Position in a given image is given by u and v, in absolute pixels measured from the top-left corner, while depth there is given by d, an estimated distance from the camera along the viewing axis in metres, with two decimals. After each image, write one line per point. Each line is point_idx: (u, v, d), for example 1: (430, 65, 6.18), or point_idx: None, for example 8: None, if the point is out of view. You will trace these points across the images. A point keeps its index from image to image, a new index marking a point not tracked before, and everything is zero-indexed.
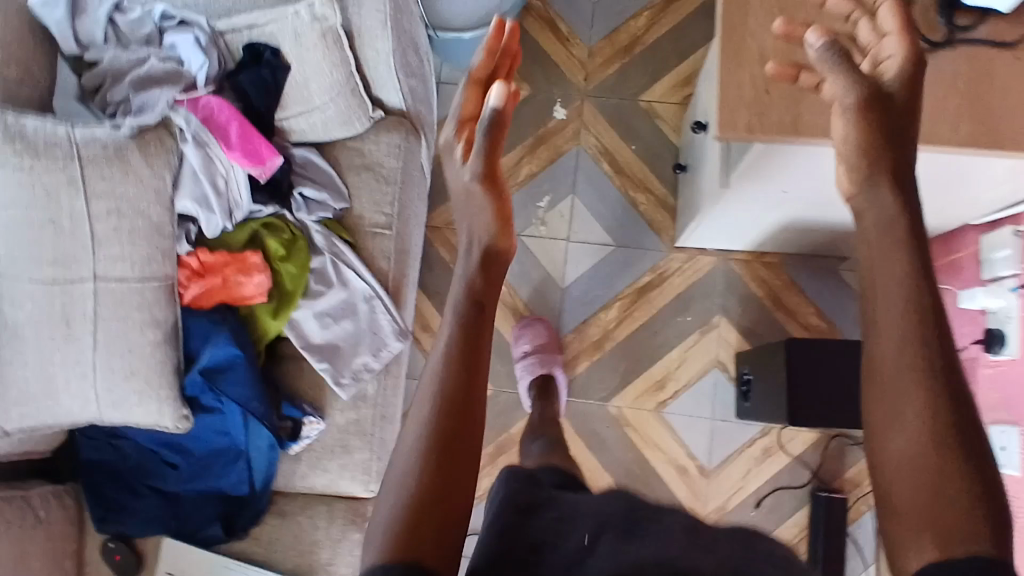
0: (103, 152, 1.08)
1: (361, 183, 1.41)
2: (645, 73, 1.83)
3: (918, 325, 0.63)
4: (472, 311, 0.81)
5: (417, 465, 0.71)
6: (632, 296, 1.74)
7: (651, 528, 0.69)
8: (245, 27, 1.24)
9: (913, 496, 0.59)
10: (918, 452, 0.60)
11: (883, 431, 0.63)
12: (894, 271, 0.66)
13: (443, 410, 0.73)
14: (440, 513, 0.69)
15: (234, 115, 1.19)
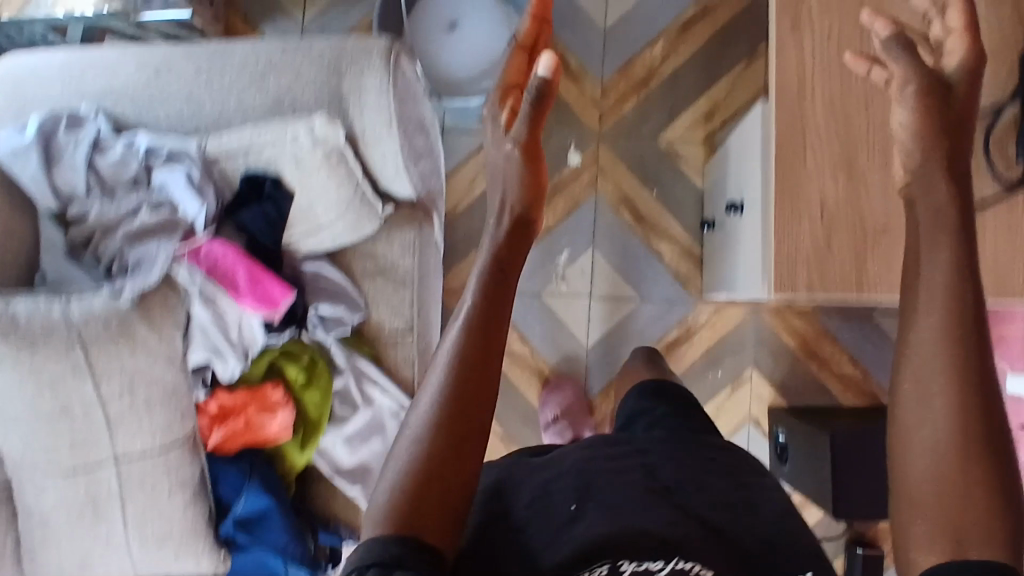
0: (105, 328, 1.00)
1: (377, 290, 1.33)
2: (664, 109, 1.70)
3: (954, 320, 0.66)
4: (494, 298, 0.85)
5: (429, 442, 0.75)
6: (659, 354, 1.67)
7: (656, 543, 0.74)
8: (239, 152, 1.13)
9: (930, 482, 0.63)
10: (947, 444, 0.63)
11: (914, 423, 0.65)
12: (943, 251, 0.68)
13: (456, 390, 0.77)
14: (446, 491, 0.73)
15: (241, 258, 1.09)
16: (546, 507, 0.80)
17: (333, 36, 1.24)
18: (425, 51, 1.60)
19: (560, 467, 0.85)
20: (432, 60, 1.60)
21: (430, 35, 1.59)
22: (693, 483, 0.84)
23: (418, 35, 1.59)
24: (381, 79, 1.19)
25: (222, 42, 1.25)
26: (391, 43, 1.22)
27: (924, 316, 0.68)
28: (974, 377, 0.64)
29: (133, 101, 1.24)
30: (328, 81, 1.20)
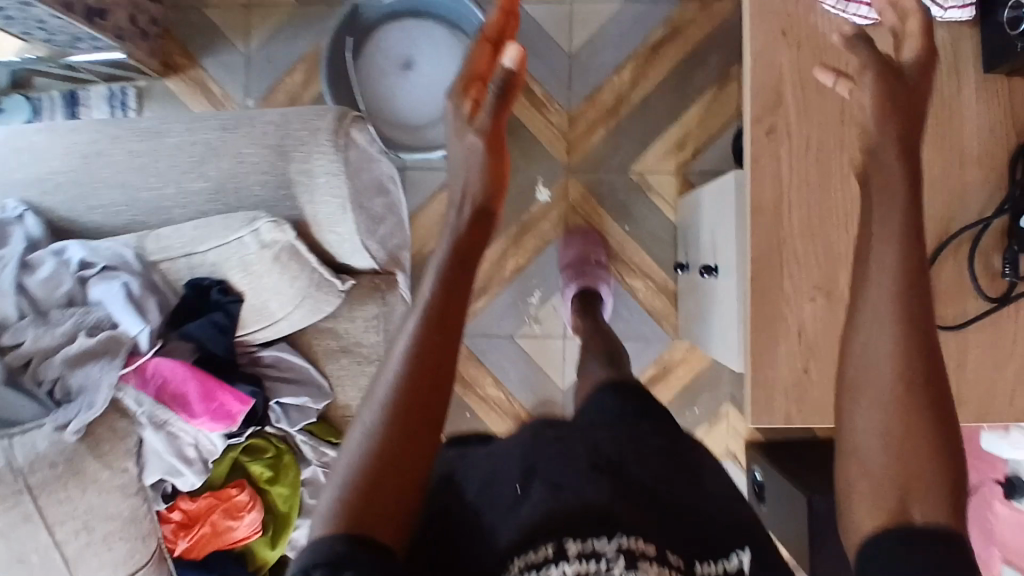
0: (53, 472, 0.95)
1: (342, 370, 1.27)
2: (635, 139, 1.63)
3: (913, 278, 0.61)
4: (450, 285, 0.79)
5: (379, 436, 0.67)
6: None
7: (593, 511, 0.64)
8: (182, 256, 1.06)
9: (875, 448, 0.58)
10: (903, 398, 0.58)
11: (862, 382, 0.60)
12: (888, 232, 0.64)
13: (407, 384, 0.70)
14: (391, 488, 0.64)
15: (191, 373, 1.04)
16: (490, 488, 0.68)
17: (276, 110, 1.15)
18: (374, 99, 1.49)
19: (500, 451, 0.72)
20: (380, 108, 1.49)
21: (377, 82, 1.48)
22: (634, 456, 0.73)
23: (362, 82, 1.48)
24: (332, 162, 1.11)
25: (155, 122, 1.15)
26: (340, 118, 1.13)
27: (879, 278, 0.62)
28: (919, 336, 0.59)
29: (63, 192, 1.15)
30: (275, 164, 1.11)
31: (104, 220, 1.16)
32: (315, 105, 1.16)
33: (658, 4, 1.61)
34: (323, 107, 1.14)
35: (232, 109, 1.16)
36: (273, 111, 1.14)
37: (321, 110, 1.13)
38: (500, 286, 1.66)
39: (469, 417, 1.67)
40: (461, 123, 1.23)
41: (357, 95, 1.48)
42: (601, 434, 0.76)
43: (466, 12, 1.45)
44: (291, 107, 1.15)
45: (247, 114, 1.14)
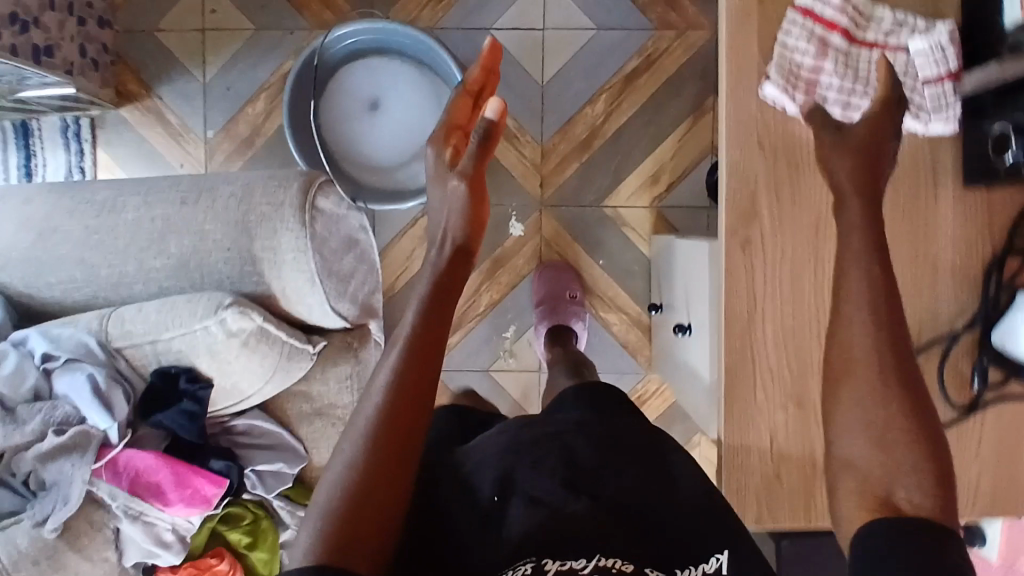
0: (34, 568, 0.96)
1: (316, 433, 1.26)
2: (609, 171, 1.60)
3: (883, 297, 0.68)
4: (428, 324, 0.86)
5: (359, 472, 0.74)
6: None
7: (572, 532, 0.74)
8: (147, 342, 1.03)
9: (858, 450, 0.65)
10: (882, 404, 0.65)
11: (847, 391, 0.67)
12: (858, 260, 0.70)
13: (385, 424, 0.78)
14: (379, 508, 0.73)
15: (162, 462, 1.02)
16: (468, 497, 0.79)
17: (238, 180, 1.11)
18: (343, 143, 1.43)
19: (475, 460, 0.83)
20: (347, 149, 1.44)
21: (345, 124, 1.43)
22: (611, 465, 0.81)
23: (328, 124, 1.43)
24: (298, 238, 1.08)
25: (112, 195, 1.10)
26: (305, 190, 1.09)
27: (853, 293, 0.68)
28: (888, 347, 0.66)
29: (19, 268, 1.11)
30: (239, 241, 1.08)
31: (64, 295, 1.12)
32: (279, 174, 1.12)
33: (633, 34, 1.57)
34: (288, 178, 1.10)
35: (192, 180, 1.11)
36: (235, 183, 1.10)
37: (285, 183, 1.09)
38: (474, 321, 1.65)
39: None
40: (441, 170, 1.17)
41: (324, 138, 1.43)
42: (577, 440, 0.83)
43: (434, 52, 1.39)
44: (254, 177, 1.11)
45: (208, 186, 1.10)
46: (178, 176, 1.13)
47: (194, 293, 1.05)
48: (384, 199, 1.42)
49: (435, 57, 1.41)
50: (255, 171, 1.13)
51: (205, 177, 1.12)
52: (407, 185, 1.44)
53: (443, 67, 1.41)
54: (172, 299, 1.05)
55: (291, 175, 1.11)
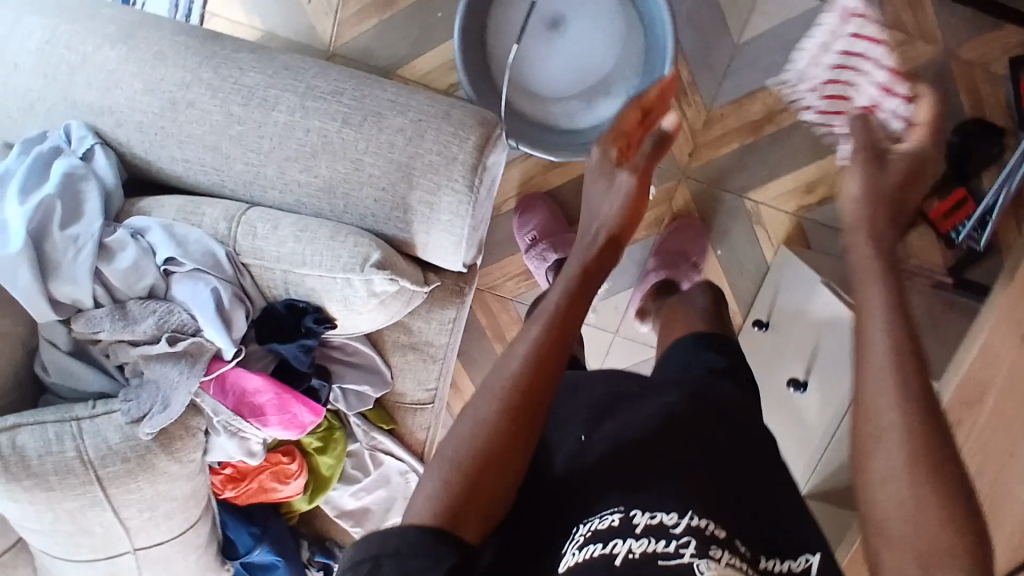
0: (123, 466, 0.93)
1: (406, 365, 1.23)
2: (766, 162, 1.47)
3: (903, 356, 0.61)
4: (577, 291, 0.81)
5: (491, 430, 0.70)
6: None
7: (651, 484, 0.70)
8: (277, 266, 0.95)
9: (893, 511, 0.56)
10: (913, 458, 0.57)
11: (869, 449, 0.59)
12: (872, 311, 0.65)
13: (515, 393, 0.72)
14: (496, 479, 0.68)
15: (269, 385, 0.98)
16: (561, 437, 0.79)
17: (412, 111, 0.97)
18: (510, 64, 1.26)
19: (574, 401, 0.83)
20: (510, 64, 1.26)
21: (519, 41, 1.25)
22: (703, 420, 0.78)
23: (498, 31, 1.25)
24: (461, 199, 0.96)
25: (267, 82, 0.96)
26: (480, 149, 0.96)
27: (871, 354, 0.62)
28: (917, 391, 0.59)
29: (140, 133, 0.97)
30: (395, 185, 0.96)
31: (186, 173, 1.00)
32: (454, 116, 0.98)
33: None
34: (465, 126, 0.97)
35: (358, 95, 0.97)
36: (409, 114, 0.96)
37: (461, 132, 0.96)
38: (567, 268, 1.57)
39: None
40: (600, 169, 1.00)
41: (488, 48, 1.26)
42: (669, 402, 0.79)
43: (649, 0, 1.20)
44: (430, 113, 0.97)
45: (376, 108, 0.96)
46: (342, 81, 0.98)
47: (341, 228, 0.96)
48: (529, 140, 1.26)
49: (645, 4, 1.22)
50: (429, 102, 0.99)
51: (374, 92, 0.98)
52: (560, 127, 1.30)
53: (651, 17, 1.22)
54: (313, 227, 0.95)
55: (468, 123, 0.97)
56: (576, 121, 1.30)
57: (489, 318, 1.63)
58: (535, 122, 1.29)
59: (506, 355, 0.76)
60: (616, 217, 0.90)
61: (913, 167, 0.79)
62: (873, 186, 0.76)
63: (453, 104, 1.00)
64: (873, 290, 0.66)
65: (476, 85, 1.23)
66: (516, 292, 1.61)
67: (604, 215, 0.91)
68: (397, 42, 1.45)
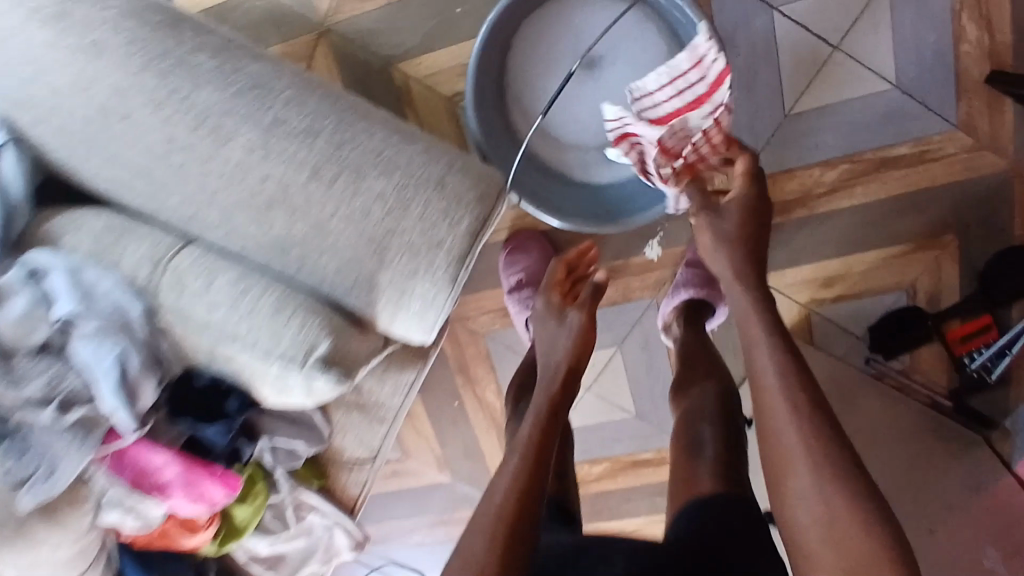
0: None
1: (349, 424, 1.09)
2: (788, 246, 1.32)
3: (791, 390, 0.74)
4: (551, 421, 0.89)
5: (502, 525, 0.74)
6: (624, 463, 1.58)
7: None
8: (202, 330, 0.78)
9: (814, 542, 0.67)
10: (820, 479, 0.68)
11: (791, 506, 0.70)
12: (767, 367, 0.77)
13: (520, 498, 0.77)
14: (521, 552, 0.74)
15: (174, 459, 0.84)
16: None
17: (399, 174, 0.79)
18: (531, 101, 1.09)
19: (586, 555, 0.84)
20: (528, 101, 1.09)
21: (548, 79, 1.08)
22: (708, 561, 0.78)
23: (523, 59, 1.08)
24: (436, 290, 0.79)
25: (237, 105, 0.77)
26: (472, 236, 0.79)
27: (774, 411, 0.74)
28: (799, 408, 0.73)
29: (63, 137, 0.79)
30: (363, 260, 0.79)
31: (114, 191, 0.82)
32: (450, 187, 0.79)
33: (923, 117, 1.21)
34: (462, 203, 0.79)
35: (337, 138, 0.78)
36: (395, 178, 0.78)
37: (455, 211, 0.79)
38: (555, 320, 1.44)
39: (456, 406, 1.55)
40: (549, 314, 1.08)
41: (506, 76, 1.08)
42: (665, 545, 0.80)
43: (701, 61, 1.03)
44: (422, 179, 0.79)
45: (356, 163, 0.78)
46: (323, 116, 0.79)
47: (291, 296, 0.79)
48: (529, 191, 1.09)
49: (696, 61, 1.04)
50: (427, 163, 0.80)
51: (362, 139, 0.79)
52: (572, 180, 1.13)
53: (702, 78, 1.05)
54: (260, 290, 0.79)
55: (467, 198, 0.79)
56: (590, 178, 1.13)
57: (456, 349, 1.50)
58: (538, 167, 1.11)
59: (490, 488, 0.80)
60: (568, 354, 1.00)
61: (748, 206, 0.93)
62: (721, 238, 0.91)
63: (458, 163, 0.81)
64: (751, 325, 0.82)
65: (482, 121, 1.07)
66: (489, 328, 1.47)
67: (561, 351, 1.01)
68: (405, 32, 1.24)
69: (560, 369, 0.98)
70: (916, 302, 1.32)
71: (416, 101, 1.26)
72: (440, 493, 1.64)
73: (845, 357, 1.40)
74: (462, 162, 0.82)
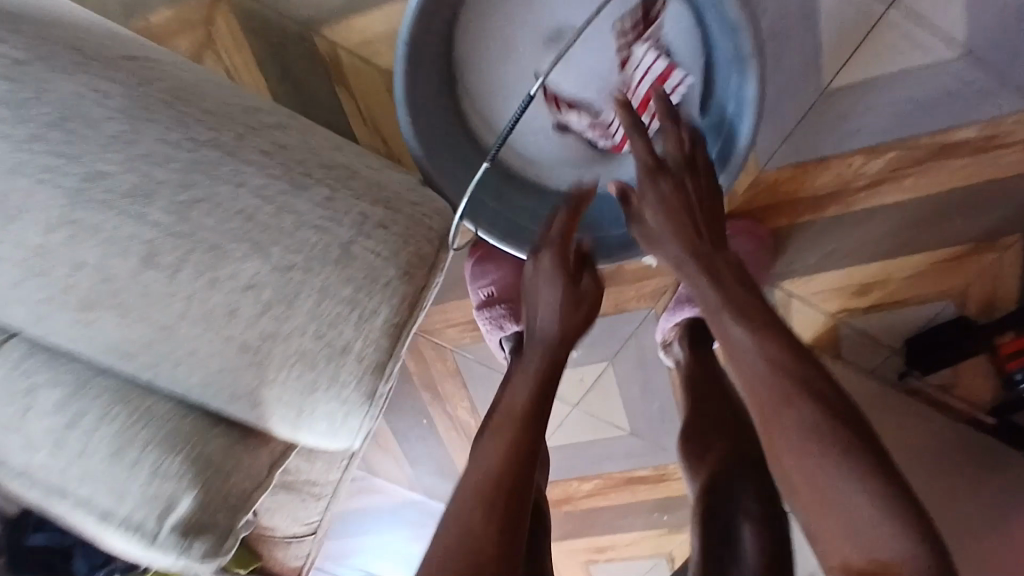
0: None
1: (274, 505, 0.89)
2: (818, 249, 1.08)
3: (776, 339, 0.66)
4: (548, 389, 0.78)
5: (475, 507, 0.66)
6: (617, 480, 1.40)
7: None
8: (52, 456, 0.69)
9: (826, 511, 0.59)
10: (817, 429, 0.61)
11: (789, 463, 0.61)
12: (742, 316, 0.68)
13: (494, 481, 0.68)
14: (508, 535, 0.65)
15: None
16: None
17: (288, 248, 0.61)
18: (494, 101, 0.87)
19: None
20: (489, 98, 0.87)
21: (514, 70, 0.85)
22: None
23: (479, 39, 0.83)
24: (333, 407, 0.65)
25: (48, 159, 0.57)
26: (392, 321, 0.63)
27: (753, 360, 0.65)
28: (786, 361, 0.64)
29: None
30: (239, 372, 0.64)
31: None
32: (354, 262, 0.62)
33: (997, 93, 0.93)
34: (379, 280, 0.62)
35: (195, 204, 0.59)
36: (279, 256, 0.61)
37: (364, 292, 0.62)
38: None
39: (425, 425, 1.35)
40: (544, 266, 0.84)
41: (455, 65, 0.84)
42: None
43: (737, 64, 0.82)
44: (318, 253, 0.61)
45: (228, 242, 0.60)
46: (168, 173, 0.59)
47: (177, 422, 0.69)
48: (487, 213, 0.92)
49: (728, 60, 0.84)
50: (332, 222, 0.62)
51: (235, 201, 0.60)
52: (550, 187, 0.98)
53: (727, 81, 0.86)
54: (130, 413, 0.69)
55: (384, 272, 0.62)
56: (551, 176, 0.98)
57: (420, 365, 1.28)
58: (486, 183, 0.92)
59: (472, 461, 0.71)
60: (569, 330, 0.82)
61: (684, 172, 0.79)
62: (671, 227, 0.76)
63: (371, 219, 0.63)
64: (732, 286, 0.71)
65: (425, 123, 0.82)
66: (457, 342, 1.24)
67: (548, 318, 0.82)
68: None
69: (554, 335, 0.81)
70: (965, 313, 1.10)
71: (351, 80, 0.99)
72: (414, 511, 1.47)
73: (876, 372, 1.20)
74: (381, 212, 0.64)
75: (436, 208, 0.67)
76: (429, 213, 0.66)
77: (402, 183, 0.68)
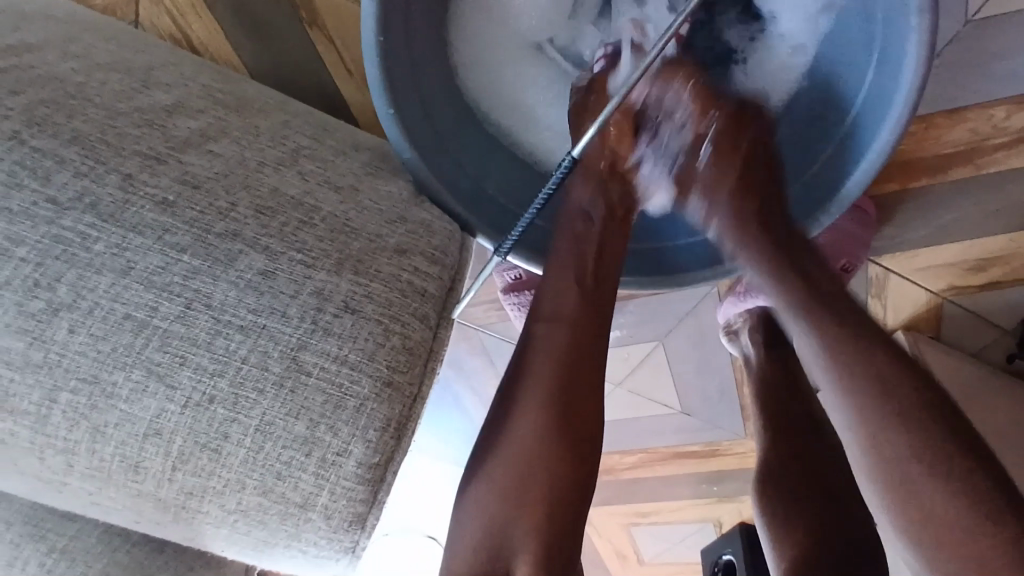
0: None
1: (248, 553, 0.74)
2: (936, 218, 0.81)
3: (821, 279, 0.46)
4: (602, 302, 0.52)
5: (518, 454, 0.47)
6: (665, 457, 1.19)
7: None
8: None
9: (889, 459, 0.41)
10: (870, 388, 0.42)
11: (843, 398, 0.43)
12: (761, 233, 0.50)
13: (544, 423, 0.47)
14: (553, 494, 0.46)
15: None
16: None
17: (205, 372, 0.39)
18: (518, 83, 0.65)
19: None
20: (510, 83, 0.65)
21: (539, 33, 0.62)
22: None
23: (482, 12, 0.62)
24: (286, 552, 0.42)
25: None
26: (365, 475, 0.41)
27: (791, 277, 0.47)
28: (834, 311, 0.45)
29: None
30: (136, 515, 0.42)
31: None
32: (304, 389, 0.40)
33: None
34: (341, 405, 0.41)
35: (58, 315, 0.38)
36: (188, 388, 0.39)
37: (324, 429, 0.40)
38: None
39: None
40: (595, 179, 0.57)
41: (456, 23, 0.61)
42: None
43: (883, 70, 0.53)
44: (250, 379, 0.40)
45: (112, 373, 0.38)
46: (26, 252, 0.39)
47: (119, 532, 0.54)
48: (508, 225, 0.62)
49: (865, 65, 0.56)
50: (266, 319, 0.41)
51: (119, 293, 0.39)
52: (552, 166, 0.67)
53: (863, 67, 0.56)
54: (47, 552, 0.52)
55: (353, 392, 0.41)
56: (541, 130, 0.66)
57: None
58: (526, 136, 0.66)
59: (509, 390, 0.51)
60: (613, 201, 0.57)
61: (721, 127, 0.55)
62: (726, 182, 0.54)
63: (329, 302, 0.42)
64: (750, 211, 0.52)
65: (412, 108, 0.55)
66: None
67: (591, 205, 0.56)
68: None
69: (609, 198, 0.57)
70: None
71: (328, 22, 0.73)
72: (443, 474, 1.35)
73: (979, 356, 0.90)
74: (348, 289, 0.43)
75: (435, 241, 0.49)
76: (426, 259, 0.47)
77: (384, 197, 0.50)
